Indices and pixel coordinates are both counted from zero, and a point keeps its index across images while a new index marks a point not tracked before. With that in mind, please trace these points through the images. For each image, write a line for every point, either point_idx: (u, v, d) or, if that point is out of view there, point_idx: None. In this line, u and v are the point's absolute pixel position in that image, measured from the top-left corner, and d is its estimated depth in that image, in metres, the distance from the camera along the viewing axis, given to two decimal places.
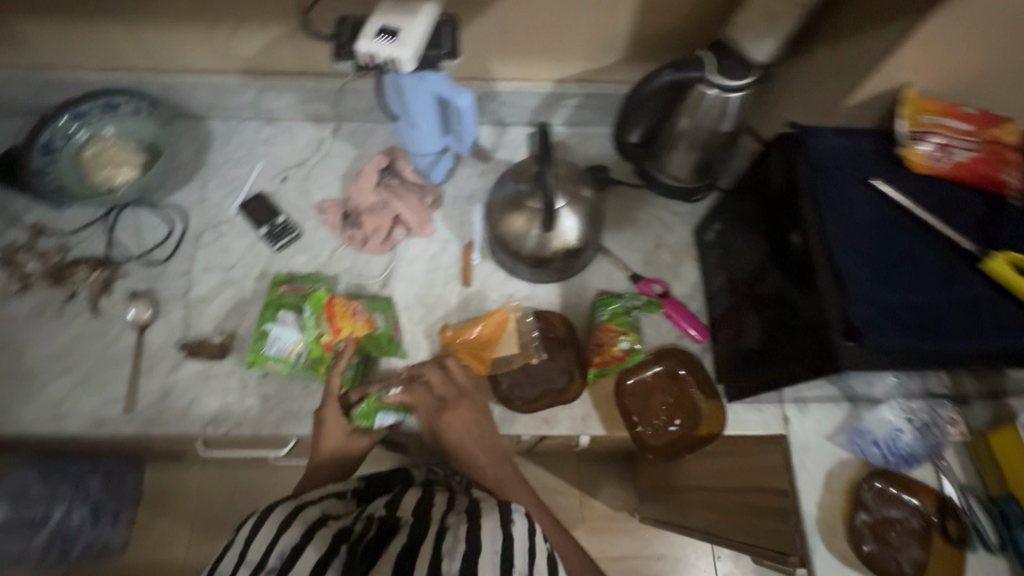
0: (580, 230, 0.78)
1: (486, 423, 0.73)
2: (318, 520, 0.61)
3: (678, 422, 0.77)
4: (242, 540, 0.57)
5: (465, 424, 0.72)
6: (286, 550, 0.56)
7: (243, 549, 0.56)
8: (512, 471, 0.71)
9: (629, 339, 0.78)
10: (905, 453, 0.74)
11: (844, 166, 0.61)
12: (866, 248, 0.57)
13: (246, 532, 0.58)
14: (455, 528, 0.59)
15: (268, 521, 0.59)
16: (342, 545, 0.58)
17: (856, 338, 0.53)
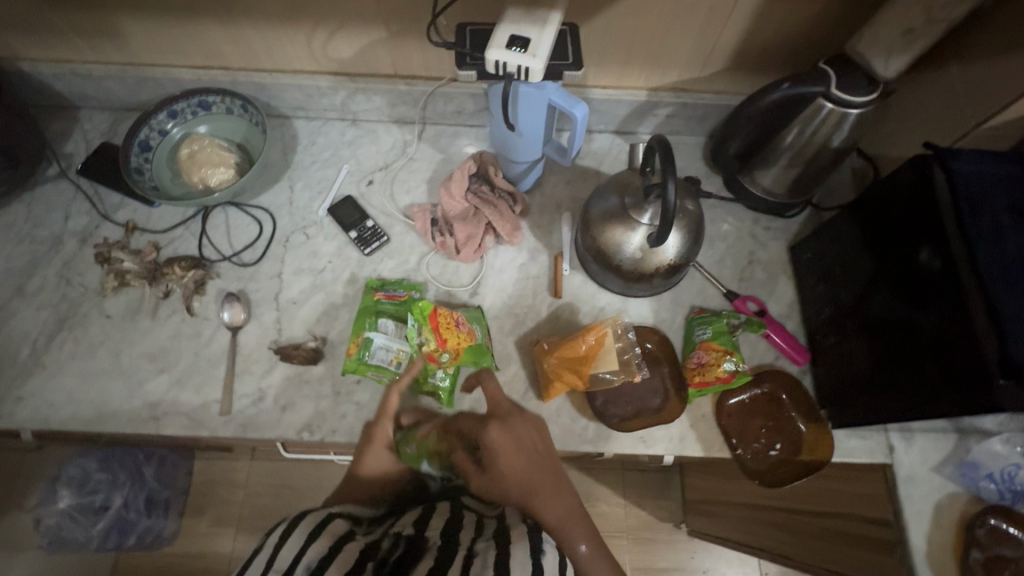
0: (681, 247, 0.75)
1: (528, 437, 0.64)
2: (346, 534, 0.59)
3: (778, 447, 0.75)
4: (270, 547, 0.56)
5: (509, 437, 0.63)
6: (314, 561, 0.54)
7: (272, 554, 0.54)
8: (544, 481, 0.62)
9: (733, 360, 0.74)
10: (1022, 489, 0.71)
11: (994, 192, 0.58)
12: (1023, 281, 0.54)
13: (273, 541, 0.57)
14: (484, 553, 0.57)
15: (297, 530, 0.58)
16: (372, 560, 0.55)
17: (1014, 379, 0.50)
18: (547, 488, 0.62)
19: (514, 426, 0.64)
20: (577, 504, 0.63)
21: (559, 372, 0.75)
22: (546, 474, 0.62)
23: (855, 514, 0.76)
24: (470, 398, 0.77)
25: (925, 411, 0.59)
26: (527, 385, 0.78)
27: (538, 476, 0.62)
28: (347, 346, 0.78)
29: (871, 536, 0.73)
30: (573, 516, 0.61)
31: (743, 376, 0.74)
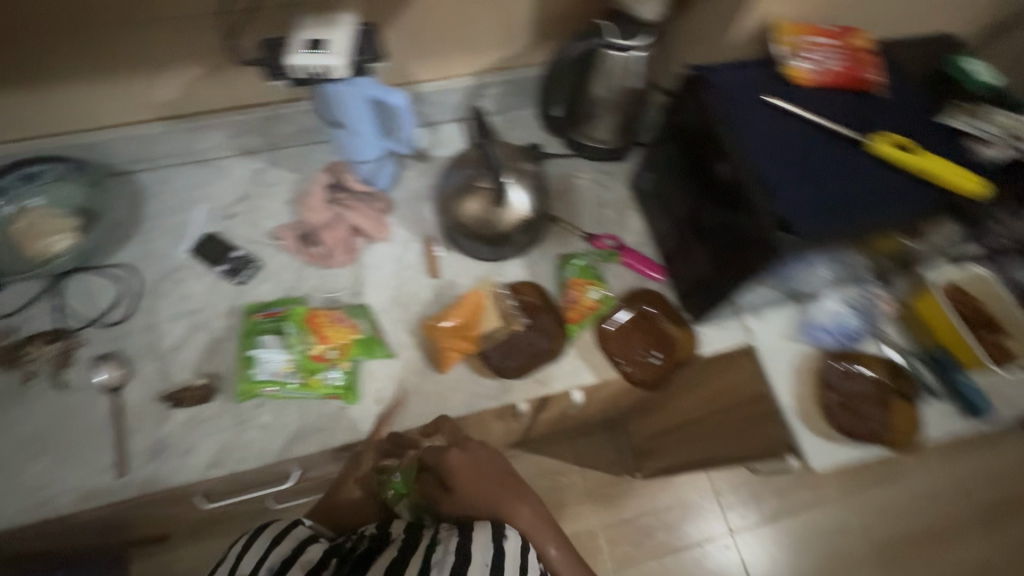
0: (531, 203, 0.84)
1: (484, 456, 0.83)
2: (307, 535, 0.80)
3: (658, 354, 0.84)
4: (232, 560, 0.73)
5: (472, 460, 0.82)
6: (273, 564, 0.72)
7: (237, 560, 0.73)
8: (512, 493, 0.81)
9: (597, 288, 0.85)
10: (852, 333, 0.86)
11: (746, 91, 0.70)
12: (781, 155, 0.66)
13: (237, 551, 0.75)
14: (447, 540, 0.72)
15: (256, 543, 0.75)
16: (333, 557, 0.75)
17: (788, 229, 0.61)
18: (507, 498, 0.80)
19: (471, 450, 0.83)
20: (534, 503, 0.82)
21: (450, 342, 0.81)
22: (501, 483, 0.82)
23: (743, 395, 0.88)
24: (373, 390, 0.80)
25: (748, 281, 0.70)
26: (425, 361, 0.82)
27: (496, 487, 0.82)
28: (235, 371, 0.79)
29: (760, 409, 0.84)
30: (536, 516, 0.80)
31: (605, 300, 0.85)
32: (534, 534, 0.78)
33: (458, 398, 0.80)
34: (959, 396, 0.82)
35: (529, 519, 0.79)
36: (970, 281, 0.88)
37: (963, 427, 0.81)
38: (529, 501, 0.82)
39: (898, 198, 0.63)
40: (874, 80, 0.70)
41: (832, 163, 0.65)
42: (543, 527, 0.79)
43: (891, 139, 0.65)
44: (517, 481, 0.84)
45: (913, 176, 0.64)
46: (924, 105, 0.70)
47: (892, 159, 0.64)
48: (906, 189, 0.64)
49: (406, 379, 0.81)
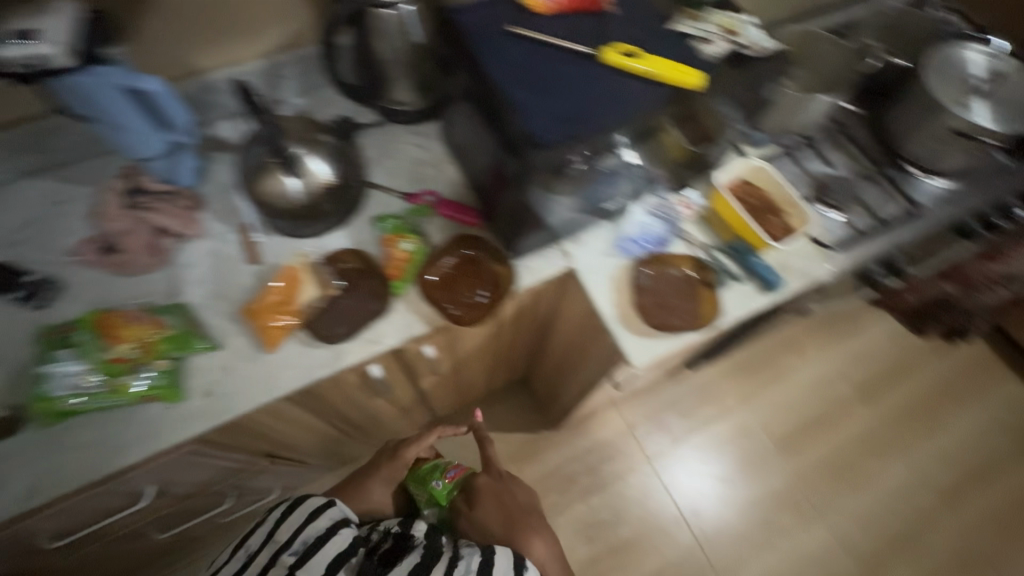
0: (333, 170, 0.85)
1: (515, 489, 1.03)
2: (341, 517, 0.85)
3: (483, 291, 0.88)
4: (274, 523, 0.82)
5: (503, 489, 1.02)
6: (308, 538, 0.81)
7: (271, 530, 0.82)
8: (529, 520, 0.97)
9: (409, 241, 0.87)
10: (659, 237, 0.94)
11: (490, 26, 0.74)
12: (525, 77, 0.71)
13: (275, 517, 0.83)
14: (469, 557, 0.84)
15: (292, 513, 0.83)
16: (362, 548, 0.84)
17: (535, 143, 0.68)
18: (525, 525, 0.96)
19: (505, 482, 1.03)
20: (543, 531, 0.96)
21: (267, 318, 0.80)
22: (522, 503, 1.01)
23: (583, 313, 0.97)
24: (200, 383, 0.78)
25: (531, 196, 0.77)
26: (252, 345, 0.81)
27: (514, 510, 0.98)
28: (34, 394, 0.74)
29: (591, 321, 0.95)
30: (545, 543, 0.94)
31: (420, 249, 0.87)
32: (540, 554, 0.93)
33: (291, 373, 0.80)
34: (754, 274, 0.93)
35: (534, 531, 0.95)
36: (747, 174, 0.98)
37: (760, 301, 0.92)
38: (543, 526, 0.97)
39: (632, 99, 0.71)
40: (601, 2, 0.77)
41: (570, 77, 0.71)
42: (549, 550, 0.94)
43: (619, 49, 0.72)
44: (535, 518, 0.98)
45: (642, 78, 0.72)
46: (650, 17, 0.78)
47: (621, 67, 0.71)
48: (638, 89, 0.71)
49: (235, 366, 0.80)
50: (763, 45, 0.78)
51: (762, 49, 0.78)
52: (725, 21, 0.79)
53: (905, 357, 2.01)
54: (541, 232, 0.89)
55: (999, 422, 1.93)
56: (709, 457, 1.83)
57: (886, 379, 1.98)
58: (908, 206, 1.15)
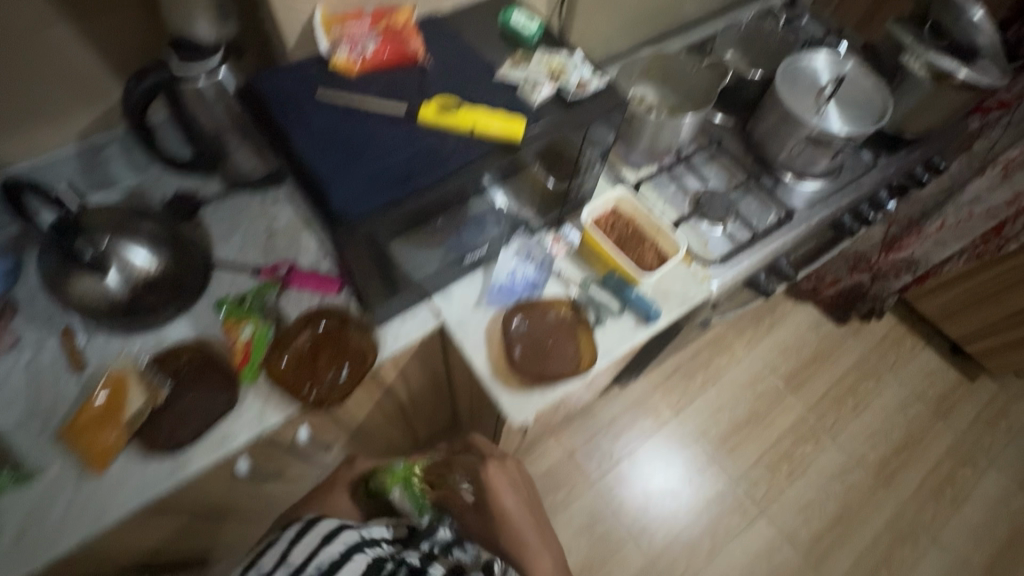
0: (157, 257, 0.77)
1: (519, 486, 0.93)
2: (354, 542, 0.77)
3: (346, 367, 0.81)
4: (287, 544, 0.75)
5: (507, 479, 0.92)
6: (323, 562, 0.72)
7: (283, 551, 0.73)
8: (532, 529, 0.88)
9: (251, 324, 0.78)
10: (530, 280, 0.91)
11: (295, 93, 0.69)
12: (332, 142, 0.65)
13: (290, 537, 0.76)
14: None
15: (303, 535, 0.75)
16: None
17: (339, 218, 0.60)
18: (526, 520, 0.89)
19: (507, 471, 0.94)
20: (558, 560, 0.85)
21: (86, 436, 0.71)
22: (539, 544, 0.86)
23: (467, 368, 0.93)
24: (12, 525, 0.69)
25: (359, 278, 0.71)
26: (76, 470, 0.71)
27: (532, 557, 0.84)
28: None
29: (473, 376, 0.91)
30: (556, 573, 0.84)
31: (262, 335, 0.79)
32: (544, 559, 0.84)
33: (124, 492, 0.71)
34: (633, 306, 0.90)
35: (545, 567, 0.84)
36: (616, 208, 0.99)
37: (641, 334, 0.89)
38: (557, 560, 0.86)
39: (455, 158, 0.66)
40: (414, 51, 0.73)
41: (384, 140, 0.66)
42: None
43: (434, 104, 0.68)
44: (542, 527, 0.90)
45: (462, 133, 0.68)
46: (471, 68, 0.75)
47: (439, 125, 0.68)
48: (460, 147, 0.67)
49: (55, 496, 0.70)
50: (578, 70, 0.76)
51: (577, 74, 0.75)
52: (540, 54, 0.77)
53: (824, 343, 2.07)
54: (402, 294, 0.84)
55: (918, 393, 2.00)
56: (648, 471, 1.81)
57: (810, 366, 2.03)
58: (784, 212, 1.16)
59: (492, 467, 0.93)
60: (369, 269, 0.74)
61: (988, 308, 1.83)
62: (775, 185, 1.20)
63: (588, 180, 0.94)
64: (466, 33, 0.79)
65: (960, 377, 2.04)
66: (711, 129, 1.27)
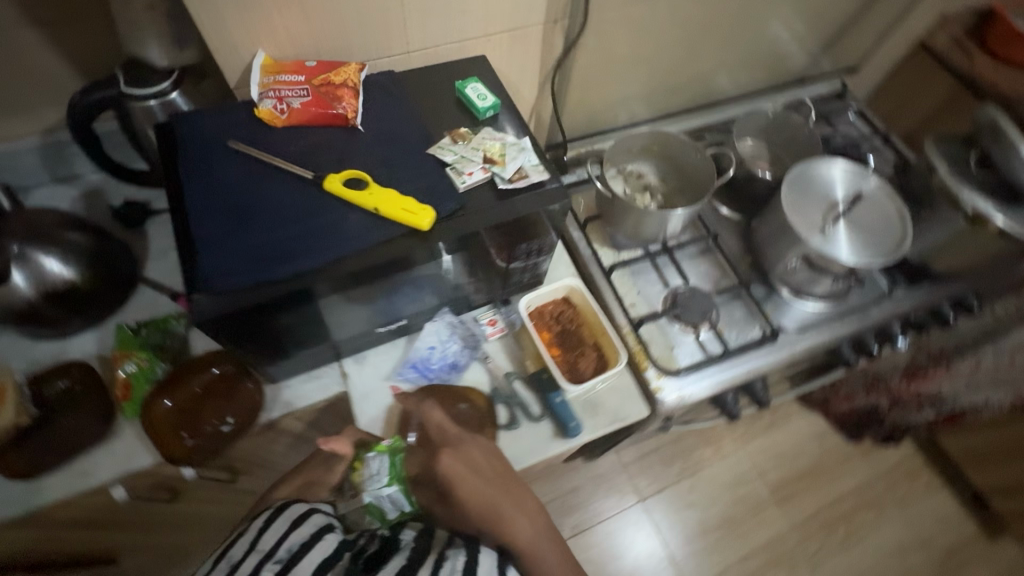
0: (71, 268, 0.75)
1: (484, 462, 0.71)
2: (328, 523, 0.65)
3: (230, 419, 0.78)
4: (254, 532, 0.63)
5: (465, 459, 0.70)
6: (293, 543, 0.60)
7: (254, 539, 0.61)
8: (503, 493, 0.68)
9: (136, 360, 0.75)
10: (450, 362, 0.84)
11: (212, 137, 0.66)
12: (224, 203, 0.61)
13: (256, 526, 0.64)
14: (453, 556, 0.60)
15: (275, 520, 0.64)
16: (347, 554, 0.61)
17: (198, 288, 0.57)
18: (499, 495, 0.68)
19: (463, 449, 0.71)
20: (543, 524, 0.67)
21: None
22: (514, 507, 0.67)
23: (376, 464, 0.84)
24: None
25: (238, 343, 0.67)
26: None
27: (510, 523, 0.65)
28: None
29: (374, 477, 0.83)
30: (545, 545, 0.65)
31: (146, 373, 0.75)
32: (531, 529, 0.65)
33: None
34: (553, 415, 0.81)
35: (528, 542, 0.64)
36: (566, 299, 0.91)
37: (554, 447, 0.81)
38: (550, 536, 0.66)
39: (348, 240, 0.61)
40: (344, 112, 0.67)
41: (279, 207, 0.62)
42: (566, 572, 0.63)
43: (344, 176, 0.63)
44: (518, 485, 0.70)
45: (365, 212, 0.63)
46: (407, 136, 0.69)
47: (344, 199, 0.63)
48: (358, 230, 0.62)
49: None
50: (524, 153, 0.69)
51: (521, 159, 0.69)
52: (488, 131, 0.71)
53: (828, 457, 1.86)
54: (305, 354, 0.78)
55: (924, 539, 1.76)
56: (632, 538, 1.71)
57: (805, 480, 1.82)
58: (768, 331, 1.03)
59: (453, 465, 0.69)
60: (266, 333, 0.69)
61: (1021, 466, 1.59)
62: (766, 297, 1.07)
63: (545, 259, 0.84)
64: (419, 97, 0.74)
65: (976, 532, 1.79)
66: (714, 220, 1.16)
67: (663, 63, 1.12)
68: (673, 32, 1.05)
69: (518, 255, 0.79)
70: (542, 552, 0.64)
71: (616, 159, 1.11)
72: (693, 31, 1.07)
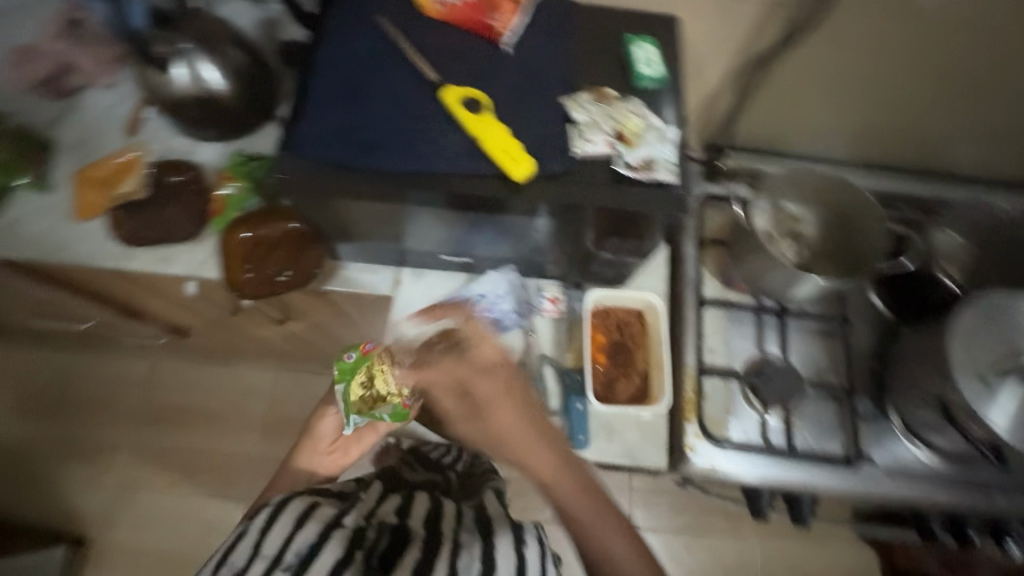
0: (220, 82, 0.80)
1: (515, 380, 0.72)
2: (334, 520, 0.64)
3: (288, 272, 0.81)
4: (257, 532, 0.63)
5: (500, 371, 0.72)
6: (301, 547, 0.60)
7: (259, 540, 0.61)
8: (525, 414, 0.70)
9: (235, 185, 0.83)
10: (497, 317, 0.79)
11: (365, 6, 0.64)
12: (346, 76, 0.60)
13: (262, 526, 0.63)
14: (470, 546, 0.63)
15: (279, 522, 0.63)
16: (357, 550, 0.61)
17: (290, 147, 0.57)
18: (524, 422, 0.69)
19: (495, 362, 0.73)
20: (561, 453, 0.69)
21: (87, 190, 0.84)
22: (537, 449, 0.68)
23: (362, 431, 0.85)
24: (12, 215, 0.83)
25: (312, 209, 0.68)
26: (69, 206, 0.84)
27: (536, 466, 0.68)
28: None
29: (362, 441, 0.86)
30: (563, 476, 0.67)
31: (240, 200, 0.82)
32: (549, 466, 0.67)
33: (82, 247, 0.82)
34: (567, 419, 0.77)
35: (553, 481, 0.67)
36: (638, 313, 0.83)
37: None
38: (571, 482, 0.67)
39: (439, 159, 0.57)
40: (495, 25, 0.62)
41: (391, 100, 0.60)
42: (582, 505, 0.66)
43: (465, 93, 0.59)
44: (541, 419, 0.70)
45: (468, 136, 0.58)
46: (548, 76, 0.62)
47: (455, 115, 0.58)
48: (455, 153, 0.58)
49: (51, 215, 0.84)
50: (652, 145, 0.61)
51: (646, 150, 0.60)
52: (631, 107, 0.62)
53: None
54: (371, 247, 0.79)
55: None
56: None
57: None
58: (849, 454, 0.87)
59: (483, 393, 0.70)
60: (339, 213, 0.69)
61: None
62: (869, 416, 0.90)
63: (633, 262, 0.75)
64: (584, 39, 0.66)
65: None
66: (856, 307, 0.97)
67: (892, 103, 0.91)
68: (921, 68, 0.84)
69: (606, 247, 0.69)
70: (566, 490, 0.67)
71: (777, 190, 0.94)
72: (948, 74, 0.85)
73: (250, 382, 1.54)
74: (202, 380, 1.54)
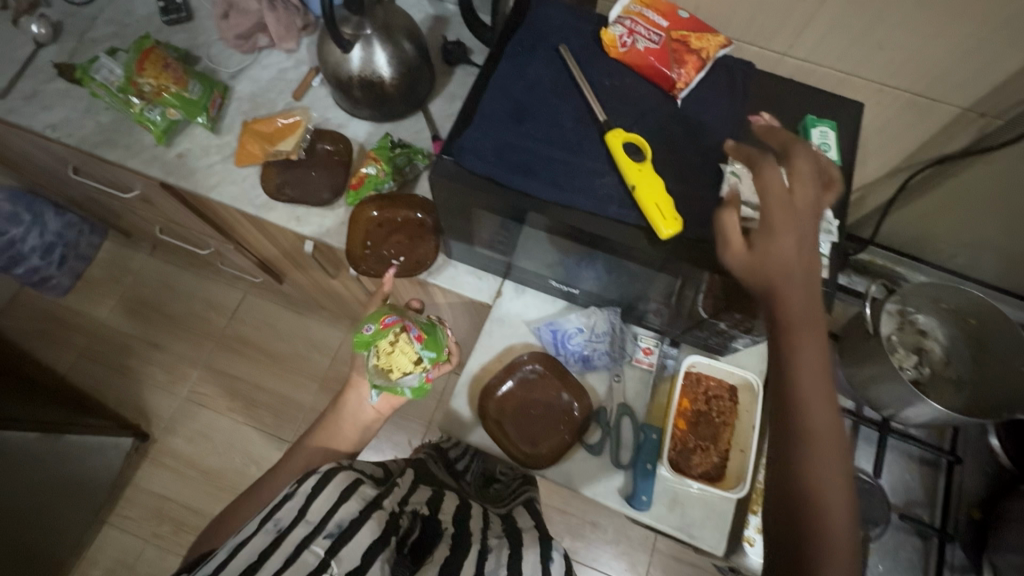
0: (389, 70, 0.84)
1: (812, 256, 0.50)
2: (375, 500, 0.60)
3: (401, 259, 0.84)
4: (303, 498, 0.57)
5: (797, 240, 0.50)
6: (344, 521, 0.55)
7: (305, 505, 0.56)
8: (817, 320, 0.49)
9: (376, 167, 0.87)
10: (585, 354, 0.81)
11: (550, 34, 0.66)
12: (517, 96, 0.62)
13: (305, 489, 0.58)
14: (497, 550, 0.61)
15: (326, 488, 0.58)
16: (393, 535, 0.56)
17: (451, 153, 0.60)
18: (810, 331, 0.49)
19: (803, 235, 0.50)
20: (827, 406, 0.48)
21: (249, 142, 0.91)
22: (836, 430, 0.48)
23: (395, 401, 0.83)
24: (182, 147, 0.93)
25: (448, 213, 0.71)
26: (231, 151, 0.92)
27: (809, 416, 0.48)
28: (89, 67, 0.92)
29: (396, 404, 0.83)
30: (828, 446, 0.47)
31: (376, 181, 0.86)
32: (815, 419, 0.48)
33: (229, 189, 0.90)
34: (632, 474, 0.75)
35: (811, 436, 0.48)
36: (731, 388, 0.79)
37: (612, 500, 0.76)
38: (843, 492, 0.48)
39: (589, 200, 0.58)
40: (675, 79, 0.62)
41: (555, 130, 0.61)
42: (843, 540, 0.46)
43: (629, 140, 0.59)
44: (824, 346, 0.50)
45: (622, 184, 0.58)
46: (713, 140, 0.61)
47: (616, 161, 0.59)
48: (605, 198, 0.58)
49: (212, 154, 0.92)
50: (811, 175, 0.52)
51: (803, 179, 0.52)
52: (803, 145, 0.54)
53: None
54: (484, 254, 0.81)
55: None
56: None
57: None
58: None
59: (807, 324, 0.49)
60: (466, 219, 0.71)
61: None
62: (958, 568, 0.82)
63: (743, 338, 0.71)
64: (757, 106, 0.64)
65: None
66: (967, 444, 0.89)
67: None
68: None
69: (727, 320, 0.66)
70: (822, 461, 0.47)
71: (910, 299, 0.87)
72: None
73: (321, 337, 1.63)
74: (281, 322, 1.64)
